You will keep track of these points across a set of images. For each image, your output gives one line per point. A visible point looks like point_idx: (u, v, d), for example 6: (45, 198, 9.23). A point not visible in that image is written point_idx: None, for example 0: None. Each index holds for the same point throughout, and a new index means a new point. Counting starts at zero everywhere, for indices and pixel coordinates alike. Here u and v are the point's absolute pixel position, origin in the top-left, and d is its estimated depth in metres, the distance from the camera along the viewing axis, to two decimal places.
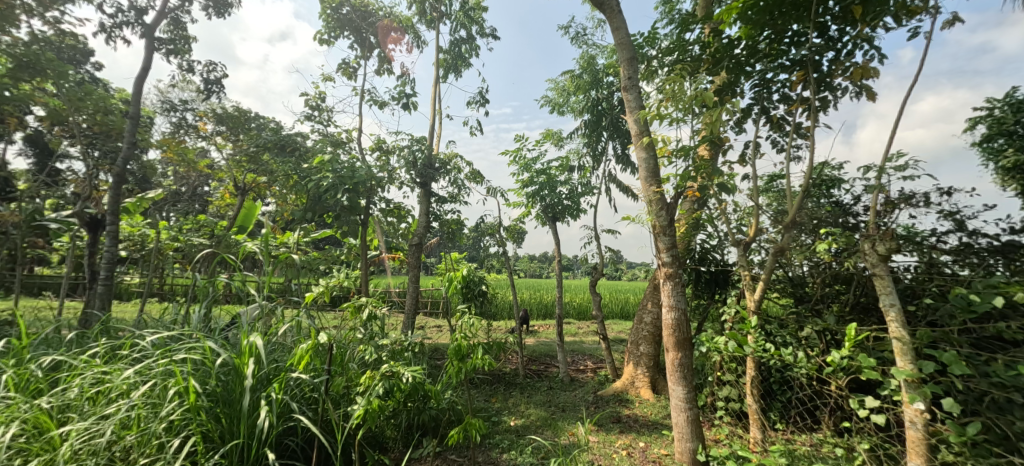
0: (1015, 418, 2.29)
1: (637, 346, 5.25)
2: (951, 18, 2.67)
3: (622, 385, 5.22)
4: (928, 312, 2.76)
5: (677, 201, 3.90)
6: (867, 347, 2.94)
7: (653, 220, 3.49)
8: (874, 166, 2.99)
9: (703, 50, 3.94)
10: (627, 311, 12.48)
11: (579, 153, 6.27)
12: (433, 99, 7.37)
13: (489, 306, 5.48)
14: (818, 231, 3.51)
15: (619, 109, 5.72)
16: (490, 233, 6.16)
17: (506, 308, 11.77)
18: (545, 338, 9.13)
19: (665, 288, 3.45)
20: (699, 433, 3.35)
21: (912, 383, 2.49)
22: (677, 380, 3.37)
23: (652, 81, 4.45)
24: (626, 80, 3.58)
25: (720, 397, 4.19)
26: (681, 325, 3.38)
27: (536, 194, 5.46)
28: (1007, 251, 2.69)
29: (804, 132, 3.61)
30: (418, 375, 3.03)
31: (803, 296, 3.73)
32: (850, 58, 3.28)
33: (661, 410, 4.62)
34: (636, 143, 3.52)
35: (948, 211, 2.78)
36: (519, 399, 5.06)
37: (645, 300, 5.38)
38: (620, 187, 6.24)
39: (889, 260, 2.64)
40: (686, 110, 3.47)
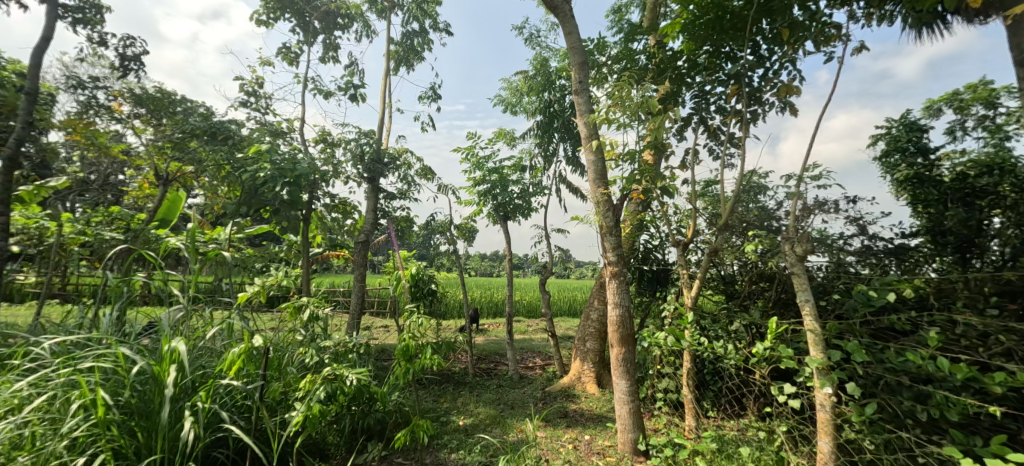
0: (903, 398, 2.65)
1: (583, 343, 5.46)
2: (859, 46, 3.03)
3: (569, 380, 5.41)
4: (836, 307, 3.10)
5: (622, 202, 4.09)
6: (786, 339, 3.25)
7: (600, 221, 3.66)
8: (795, 174, 3.31)
9: (649, 60, 4.17)
10: (575, 308, 12.86)
11: (531, 153, 6.41)
12: (382, 92, 7.24)
13: (438, 304, 5.47)
14: (747, 234, 3.89)
15: (570, 111, 5.92)
16: (441, 231, 6.15)
17: (456, 307, 11.75)
18: (494, 336, 9.22)
19: (611, 286, 3.63)
20: (639, 424, 3.57)
21: (823, 370, 2.77)
22: (621, 374, 3.57)
23: (601, 86, 4.66)
24: (577, 84, 3.73)
25: (659, 389, 4.46)
26: (624, 321, 3.58)
27: (488, 193, 5.53)
28: (899, 252, 3.08)
29: (737, 142, 3.93)
30: (363, 377, 3.01)
31: (733, 293, 4.07)
32: (778, 76, 3.61)
33: (605, 404, 4.84)
34: (586, 146, 3.67)
35: (854, 217, 3.14)
36: (469, 399, 5.09)
37: (592, 298, 5.58)
38: (569, 188, 6.45)
39: (804, 260, 2.94)
40: (632, 115, 3.66)
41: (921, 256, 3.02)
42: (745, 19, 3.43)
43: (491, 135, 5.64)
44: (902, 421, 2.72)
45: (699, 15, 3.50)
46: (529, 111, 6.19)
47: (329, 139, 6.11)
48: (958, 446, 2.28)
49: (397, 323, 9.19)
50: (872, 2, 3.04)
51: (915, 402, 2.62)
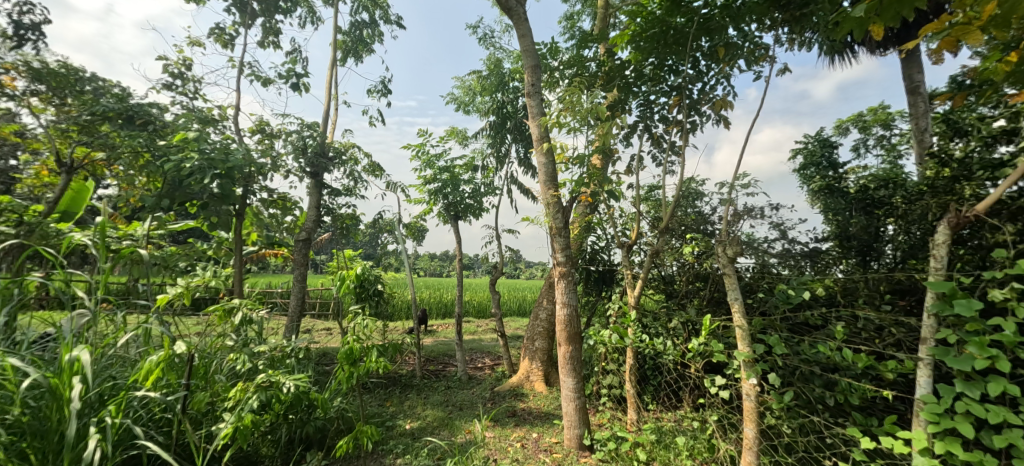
0: (814, 386, 2.95)
1: (533, 342, 5.59)
2: (782, 67, 3.35)
3: (518, 379, 5.52)
4: (760, 304, 3.39)
5: (571, 205, 4.24)
6: (717, 335, 3.51)
7: (550, 222, 3.78)
8: (727, 182, 3.59)
9: (599, 68, 4.36)
10: (524, 308, 13.06)
11: (483, 153, 6.47)
12: (329, 83, 7.00)
13: (385, 306, 5.39)
14: (685, 236, 4.19)
15: (523, 113, 6.03)
16: (388, 230, 6.06)
17: (404, 308, 11.58)
18: (443, 338, 9.17)
19: (560, 285, 3.75)
20: (585, 420, 3.73)
21: (748, 362, 2.99)
22: (568, 372, 3.70)
23: (553, 90, 4.80)
24: (530, 87, 3.82)
25: (603, 385, 4.65)
26: (572, 320, 3.72)
27: (439, 192, 5.51)
28: (813, 255, 3.42)
29: (677, 150, 4.20)
30: (301, 384, 2.92)
31: (672, 292, 4.32)
32: (714, 90, 3.91)
33: (553, 402, 4.98)
34: (538, 148, 3.78)
35: (776, 223, 3.45)
36: (416, 402, 5.05)
37: (541, 298, 5.72)
38: (521, 189, 6.56)
39: (734, 261, 3.20)
40: (582, 120, 3.81)
41: (831, 258, 3.38)
42: (687, 35, 3.68)
43: (444, 134, 5.63)
44: (814, 407, 3.02)
45: (646, 28, 3.71)
46: (482, 111, 6.24)
47: (269, 130, 5.82)
48: (857, 427, 2.58)
49: (341, 326, 8.92)
50: (795, 27, 3.36)
51: (825, 390, 2.92)
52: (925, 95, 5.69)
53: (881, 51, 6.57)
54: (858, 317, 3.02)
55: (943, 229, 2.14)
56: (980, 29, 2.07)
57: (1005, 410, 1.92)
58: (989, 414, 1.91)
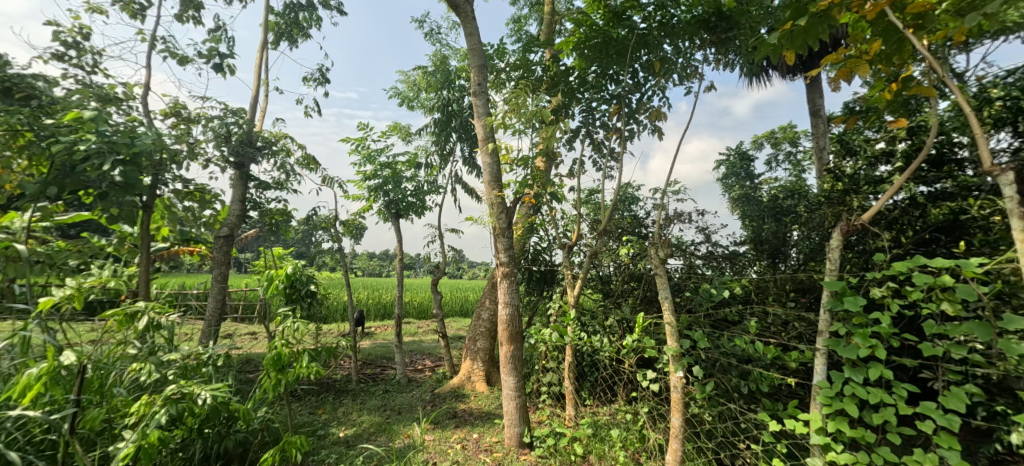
0: (731, 377, 3.25)
1: (474, 342, 5.64)
2: (709, 84, 3.65)
3: (459, 380, 5.54)
4: (687, 302, 3.67)
5: (515, 206, 4.34)
6: (650, 331, 3.73)
7: (493, 222, 3.83)
8: (660, 188, 3.87)
9: (544, 72, 4.50)
10: (466, 308, 13.08)
11: (427, 151, 6.42)
12: (257, 68, 6.61)
13: (318, 308, 5.22)
14: (622, 238, 4.48)
15: (468, 112, 6.05)
16: (323, 227, 5.84)
17: (340, 309, 11.17)
18: (381, 340, 8.96)
19: (502, 285, 3.82)
20: (525, 418, 3.84)
21: (676, 356, 3.18)
22: (510, 371, 3.79)
23: (500, 91, 4.87)
24: (476, 86, 3.86)
25: (544, 382, 4.81)
26: (514, 320, 3.81)
27: (379, 189, 5.41)
28: (732, 257, 3.77)
29: (615, 156, 4.44)
30: (219, 394, 2.74)
31: (608, 291, 4.56)
32: (649, 101, 4.17)
33: (493, 401, 5.06)
34: (483, 148, 3.84)
35: (702, 227, 3.76)
36: (351, 408, 4.91)
37: (483, 298, 5.79)
38: (465, 189, 6.59)
39: (664, 262, 3.41)
40: (527, 123, 3.91)
41: (747, 260, 3.74)
42: (627, 47, 3.89)
43: (387, 130, 5.55)
44: (731, 396, 3.33)
45: (590, 38, 3.88)
46: (427, 108, 6.19)
47: (186, 114, 5.38)
48: (766, 412, 2.88)
49: (268, 329, 8.42)
50: (720, 49, 3.67)
51: (740, 380, 3.23)
52: (825, 118, 6.44)
53: (792, 76, 7.35)
54: (768, 313, 3.36)
55: (837, 235, 2.41)
56: (868, 63, 2.37)
57: (882, 391, 2.23)
58: (869, 395, 2.21)
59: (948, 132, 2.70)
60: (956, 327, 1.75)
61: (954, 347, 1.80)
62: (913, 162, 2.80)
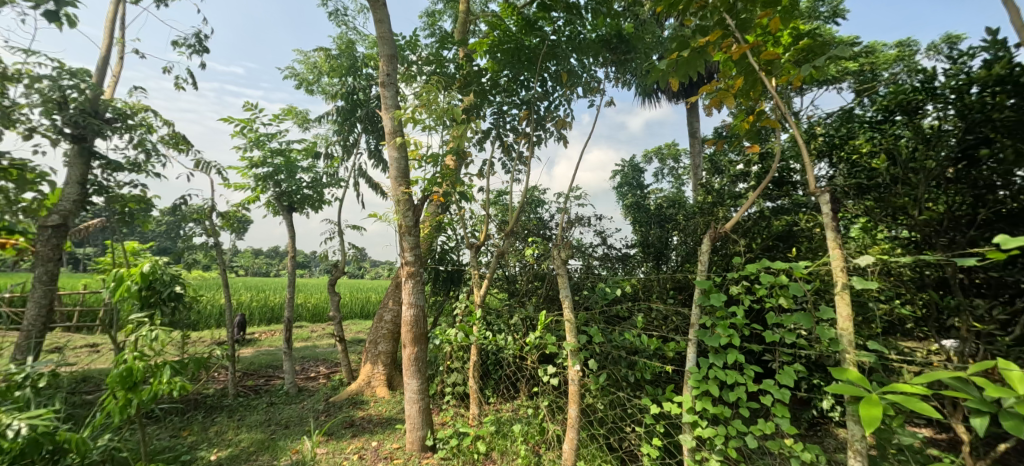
0: (621, 368, 3.60)
1: (375, 345, 5.49)
2: (609, 100, 3.99)
3: (358, 386, 5.34)
4: (585, 300, 3.98)
5: (422, 204, 4.29)
6: (551, 328, 3.96)
7: (400, 219, 3.77)
8: (565, 193, 4.13)
9: (457, 70, 4.56)
10: (367, 311, 12.58)
11: (328, 141, 6.10)
12: (108, 26, 5.75)
13: (186, 314, 4.64)
14: (527, 239, 4.74)
15: (375, 103, 5.86)
16: (196, 219, 5.22)
17: (215, 315, 10.03)
18: (267, 347, 8.26)
19: (407, 286, 3.79)
20: (428, 421, 3.85)
21: (575, 351, 3.41)
22: (413, 373, 3.78)
23: (410, 84, 4.83)
24: (385, 76, 3.79)
25: (448, 383, 4.85)
26: (419, 321, 3.79)
27: (268, 177, 5.00)
28: (624, 258, 4.16)
29: (523, 159, 4.64)
30: (42, 422, 2.31)
31: (513, 290, 4.75)
32: (557, 110, 4.43)
33: (395, 406, 4.97)
34: (390, 142, 3.77)
35: (599, 231, 4.10)
36: (227, 427, 4.46)
37: (387, 299, 5.64)
38: (369, 183, 6.37)
39: (565, 263, 3.64)
40: (437, 119, 3.93)
41: (636, 261, 4.16)
42: (537, 55, 4.09)
43: (279, 113, 5.10)
44: (619, 386, 3.68)
45: (503, 42, 4.02)
46: (329, 95, 5.88)
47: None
48: (648, 398, 3.24)
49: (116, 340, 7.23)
50: (620, 68, 4.04)
51: (628, 369, 3.58)
52: (701, 138, 7.38)
53: (676, 100, 8.32)
54: (652, 309, 3.78)
55: (707, 240, 2.80)
56: (732, 95, 2.80)
57: (736, 373, 2.65)
58: (727, 377, 2.61)
59: (788, 159, 3.30)
60: (789, 317, 2.15)
61: (787, 333, 2.22)
62: (763, 182, 3.38)
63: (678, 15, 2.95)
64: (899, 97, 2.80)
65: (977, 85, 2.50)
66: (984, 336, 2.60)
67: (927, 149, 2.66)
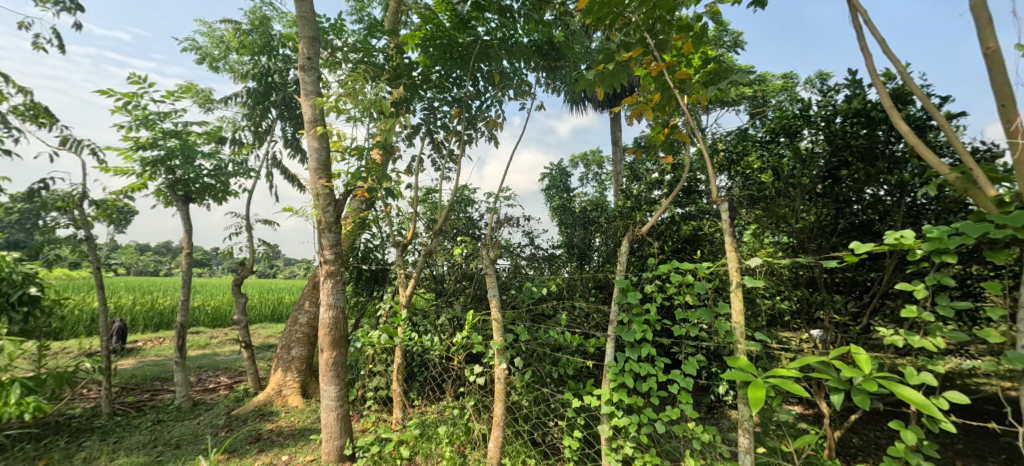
0: (545, 364, 3.74)
1: (289, 351, 5.17)
2: (540, 104, 4.13)
3: (266, 396, 4.98)
4: (511, 299, 4.08)
5: (346, 199, 4.04)
6: (478, 328, 4.00)
7: (319, 215, 3.58)
8: (494, 193, 4.21)
9: (386, 61, 4.45)
10: (278, 313, 11.77)
11: (235, 125, 5.65)
12: None
13: (50, 322, 4.02)
14: (456, 238, 4.79)
15: (293, 88, 5.50)
16: (61, 208, 4.54)
17: (85, 322, 8.77)
18: (154, 357, 7.40)
19: (326, 286, 3.61)
20: (347, 429, 3.71)
21: (502, 350, 3.48)
22: (330, 379, 3.63)
23: (334, 71, 4.63)
24: (305, 59, 3.58)
25: (370, 388, 4.72)
26: (338, 323, 3.63)
27: (159, 161, 4.46)
28: (550, 258, 4.33)
29: (453, 157, 4.65)
30: None
31: (441, 290, 4.74)
32: (489, 110, 4.49)
33: (309, 415, 4.71)
34: (310, 131, 3.57)
35: (526, 231, 4.23)
36: (98, 453, 3.93)
37: (303, 300, 5.34)
38: (284, 174, 6.00)
39: (493, 263, 3.69)
40: (364, 111, 3.81)
41: (561, 261, 4.34)
42: (470, 54, 4.11)
43: (177, 92, 4.50)
44: (543, 382, 3.82)
45: (434, 37, 4.02)
46: (240, 76, 5.43)
47: None
48: (569, 392, 3.41)
49: None
50: (550, 74, 4.20)
51: (552, 366, 3.73)
52: (622, 146, 7.86)
53: (602, 108, 8.77)
54: (575, 307, 3.97)
55: (625, 243, 3.01)
56: (650, 109, 3.04)
57: (648, 365, 2.89)
58: (640, 370, 2.84)
59: (695, 170, 3.67)
60: (693, 313, 2.39)
61: (691, 327, 2.46)
62: (674, 190, 3.72)
63: (604, 29, 3.14)
64: (784, 121, 3.22)
65: (841, 116, 2.96)
66: (841, 326, 3.09)
67: (803, 168, 3.09)
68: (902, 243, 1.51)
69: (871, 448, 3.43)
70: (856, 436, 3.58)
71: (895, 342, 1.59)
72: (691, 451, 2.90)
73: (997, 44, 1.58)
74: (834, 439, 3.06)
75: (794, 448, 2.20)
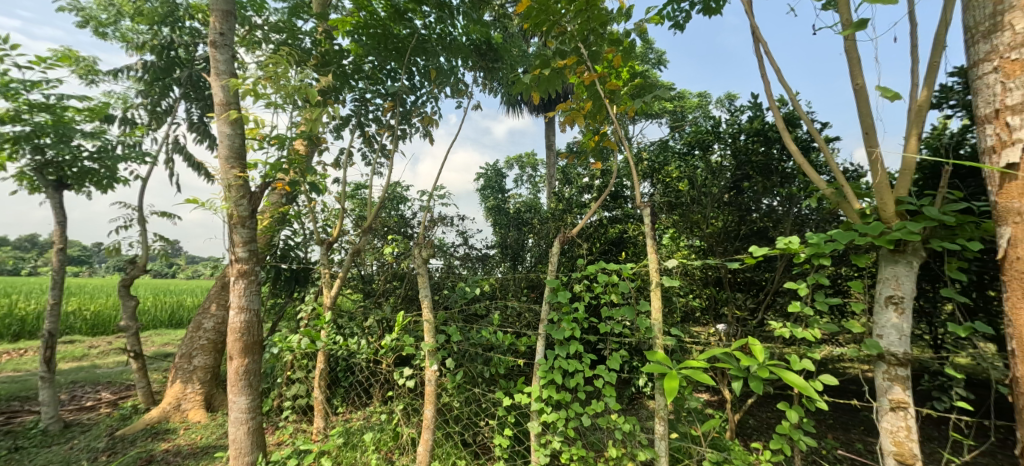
0: (477, 364, 3.78)
1: (190, 360, 4.71)
2: (476, 104, 4.17)
3: (161, 412, 4.46)
4: (444, 299, 4.07)
5: (263, 192, 3.77)
6: (409, 329, 3.83)
7: (230, 209, 3.26)
8: (429, 191, 4.17)
9: (314, 46, 4.25)
10: (177, 318, 10.66)
11: (127, 102, 5.08)
12: None
13: None
14: (387, 237, 4.70)
15: (202, 66, 4.94)
16: None
17: None
18: (13, 374, 6.37)
19: (236, 287, 3.26)
20: (261, 443, 3.33)
21: (433, 352, 3.45)
22: (240, 389, 3.25)
23: (253, 52, 4.32)
24: (216, 35, 3.28)
25: (287, 397, 4.48)
26: (251, 327, 3.28)
27: (23, 139, 3.84)
28: (482, 258, 4.38)
29: (386, 152, 4.55)
30: None
31: (369, 291, 4.63)
32: (424, 106, 4.45)
33: (214, 431, 4.30)
34: (220, 115, 3.24)
35: (460, 231, 4.26)
36: None
37: (208, 303, 4.89)
38: (188, 160, 5.49)
39: (426, 262, 3.65)
40: (286, 97, 3.59)
41: (495, 262, 4.40)
42: (406, 47, 4.04)
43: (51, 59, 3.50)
44: (474, 382, 3.85)
45: (368, 25, 3.86)
46: (134, 46, 4.78)
47: None
48: (501, 391, 3.47)
49: None
50: (488, 74, 4.26)
51: (484, 366, 3.77)
52: (554, 151, 8.13)
53: (536, 113, 9.01)
54: (507, 306, 4.06)
55: (557, 244, 3.13)
56: (583, 116, 3.20)
57: (575, 361, 3.03)
58: (568, 365, 2.98)
59: (622, 177, 3.96)
60: (618, 311, 2.56)
61: (615, 324, 2.62)
62: (601, 195, 3.95)
63: (541, 36, 3.24)
64: (698, 135, 3.55)
65: (744, 134, 3.33)
66: (741, 321, 3.47)
67: (712, 178, 3.42)
68: (791, 248, 1.74)
69: (764, 427, 3.90)
70: (752, 418, 4.04)
71: (782, 334, 1.83)
72: (614, 442, 3.09)
73: (864, 82, 1.88)
74: (734, 422, 3.43)
75: (701, 431, 2.44)
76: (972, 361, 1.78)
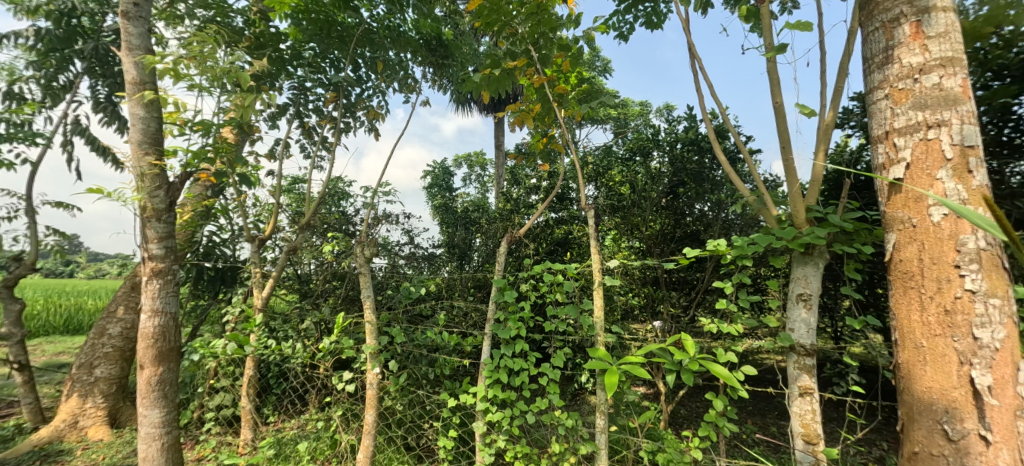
0: (421, 365, 3.74)
1: (91, 371, 4.26)
2: (424, 101, 4.16)
3: (53, 431, 3.97)
4: (388, 299, 3.99)
5: (183, 182, 3.51)
6: (348, 331, 3.70)
7: (144, 201, 2.99)
8: (373, 188, 4.05)
9: (247, 27, 4.01)
10: (77, 323, 9.55)
11: (14, 74, 4.52)
12: None
13: None
14: (326, 235, 4.52)
15: (112, 38, 4.43)
16: None
17: None
18: None
19: (150, 289, 3.00)
20: (178, 458, 3.08)
21: (374, 354, 3.37)
22: (152, 402, 2.99)
23: (175, 28, 3.98)
24: (130, 6, 3.01)
25: (210, 408, 4.17)
26: (168, 333, 3.04)
27: None
28: (428, 257, 4.34)
29: (327, 145, 4.38)
30: None
31: (306, 291, 4.46)
32: (370, 99, 4.34)
33: (118, 448, 3.90)
34: (132, 96, 2.96)
35: (406, 230, 4.19)
36: None
37: (115, 307, 4.46)
38: (91, 142, 5.01)
39: (368, 261, 3.56)
40: (213, 80, 3.37)
41: (441, 261, 4.37)
42: (351, 36, 3.90)
43: None
44: (418, 384, 3.80)
45: (308, 10, 3.61)
46: (24, 10, 4.12)
47: None
48: (445, 392, 3.45)
49: None
50: (437, 70, 4.25)
51: (428, 367, 3.74)
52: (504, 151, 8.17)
53: (485, 112, 9.01)
54: (452, 306, 4.05)
55: (504, 243, 3.17)
56: (531, 118, 3.28)
57: (520, 360, 3.08)
58: (513, 364, 3.03)
59: (567, 179, 4.08)
60: (562, 309, 2.65)
61: (560, 322, 2.70)
62: (549, 196, 4.04)
63: (492, 36, 3.27)
64: (640, 142, 3.73)
65: (680, 142, 3.55)
66: (674, 318, 3.68)
67: (650, 183, 3.61)
68: (719, 250, 1.89)
69: (693, 417, 4.18)
70: (683, 408, 4.31)
71: (711, 330, 1.98)
72: (557, 438, 3.18)
73: (782, 99, 2.07)
74: (666, 414, 3.64)
75: (638, 424, 2.57)
76: (865, 350, 2.02)
